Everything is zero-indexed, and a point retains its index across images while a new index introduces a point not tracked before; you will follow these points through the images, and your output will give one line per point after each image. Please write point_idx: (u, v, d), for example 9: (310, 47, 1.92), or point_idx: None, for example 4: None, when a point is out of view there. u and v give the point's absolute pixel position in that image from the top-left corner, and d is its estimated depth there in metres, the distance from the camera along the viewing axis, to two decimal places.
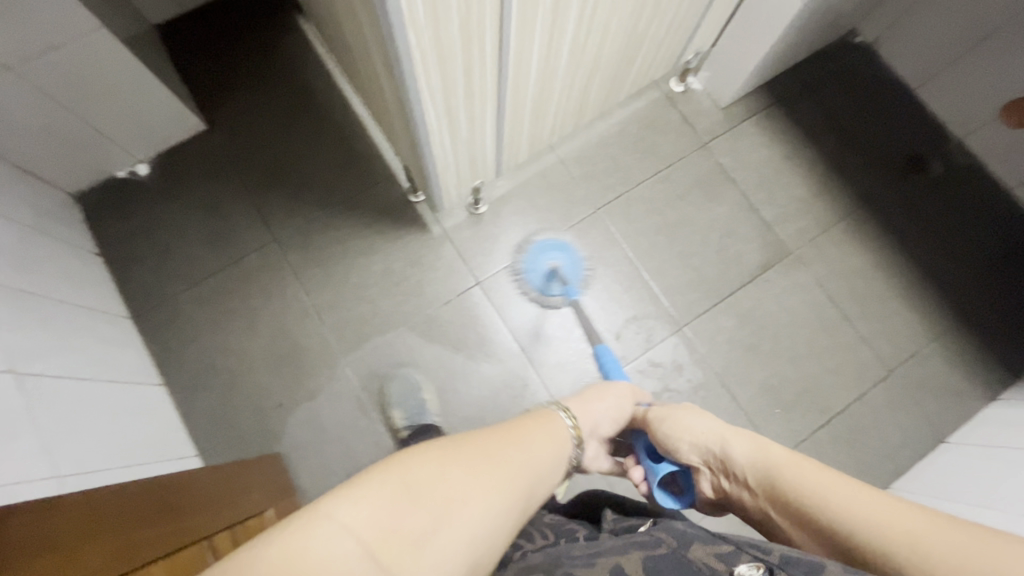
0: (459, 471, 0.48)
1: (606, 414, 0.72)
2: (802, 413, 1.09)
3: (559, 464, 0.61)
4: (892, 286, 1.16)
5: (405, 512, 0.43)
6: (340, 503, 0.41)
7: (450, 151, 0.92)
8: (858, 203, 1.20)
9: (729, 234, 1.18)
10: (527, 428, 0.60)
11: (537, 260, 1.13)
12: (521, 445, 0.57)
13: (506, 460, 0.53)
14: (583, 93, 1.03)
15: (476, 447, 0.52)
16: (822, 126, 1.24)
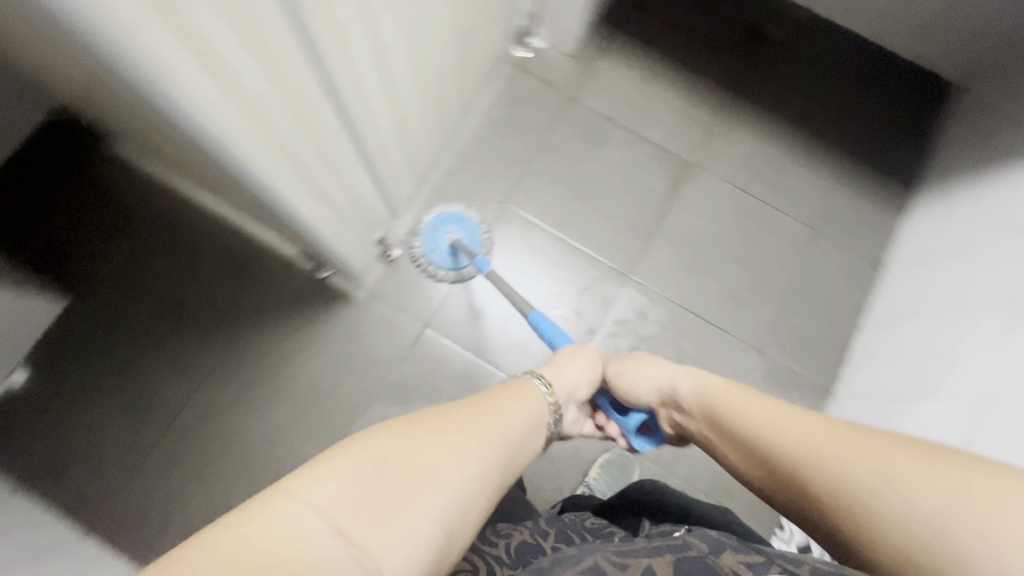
0: (431, 441, 0.48)
1: (580, 380, 0.78)
2: (762, 302, 1.14)
3: (529, 426, 0.63)
4: (785, 153, 1.22)
5: (378, 485, 0.42)
6: (304, 481, 0.39)
7: (336, 220, 0.86)
8: (728, 91, 1.24)
9: (631, 171, 1.20)
10: (498, 402, 0.62)
11: (438, 239, 1.09)
12: (493, 416, 0.58)
13: (479, 431, 0.54)
14: (439, 102, 0.99)
15: (447, 420, 0.52)
16: (666, 34, 1.25)
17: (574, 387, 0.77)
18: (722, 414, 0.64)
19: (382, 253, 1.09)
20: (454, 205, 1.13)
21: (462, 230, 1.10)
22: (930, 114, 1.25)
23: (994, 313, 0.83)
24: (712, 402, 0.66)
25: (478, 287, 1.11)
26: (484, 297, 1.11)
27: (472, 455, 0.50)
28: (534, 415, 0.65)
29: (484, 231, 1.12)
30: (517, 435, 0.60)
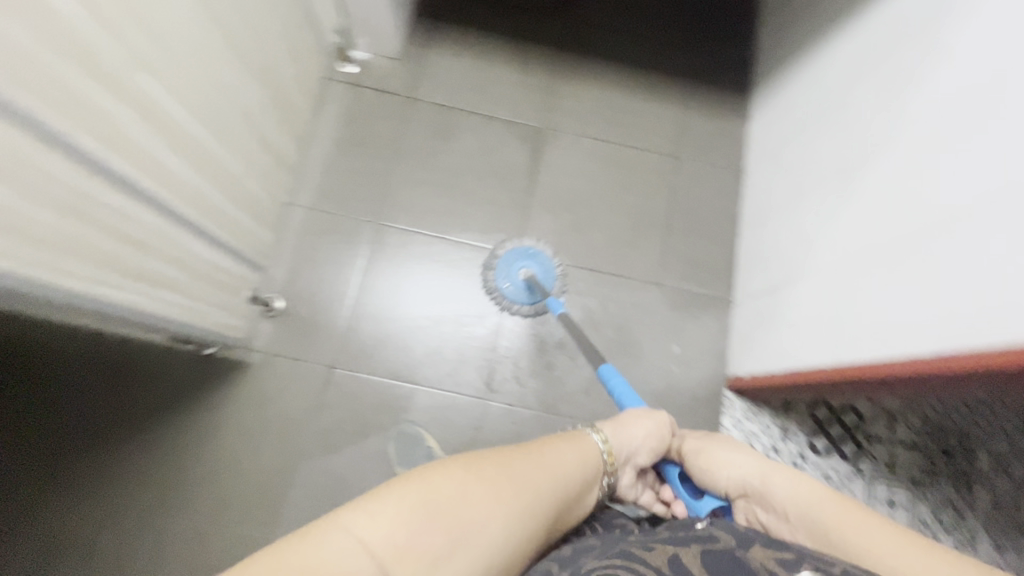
0: (484, 492, 0.50)
1: (642, 443, 0.73)
2: (648, 237, 1.18)
3: (582, 472, 0.62)
4: (628, 93, 1.26)
5: (424, 531, 0.45)
6: (358, 517, 0.43)
7: (186, 295, 0.81)
8: (559, 50, 1.26)
9: (491, 154, 1.20)
10: (554, 449, 0.62)
11: (511, 276, 1.10)
12: (551, 468, 0.58)
13: (531, 486, 0.54)
14: (266, 142, 0.95)
15: (501, 471, 0.53)
16: (485, 12, 1.26)
17: (635, 450, 0.72)
18: (821, 527, 0.58)
19: (263, 307, 1.05)
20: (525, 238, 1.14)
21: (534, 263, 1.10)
22: (745, 22, 1.32)
23: (835, 186, 0.91)
24: (811, 509, 0.61)
25: (410, 301, 1.10)
26: (392, 310, 1.10)
27: (517, 515, 0.51)
28: (587, 463, 0.64)
29: (558, 266, 1.12)
30: (568, 485, 0.59)
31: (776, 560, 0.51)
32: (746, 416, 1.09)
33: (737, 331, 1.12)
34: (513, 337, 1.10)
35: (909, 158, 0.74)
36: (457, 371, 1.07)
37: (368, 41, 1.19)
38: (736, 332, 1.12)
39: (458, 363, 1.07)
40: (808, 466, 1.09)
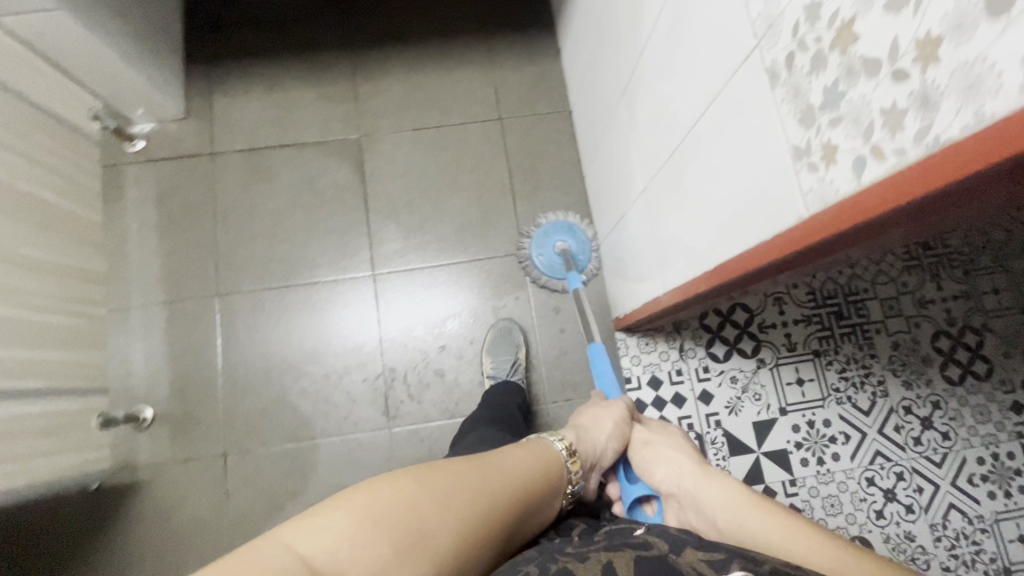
0: (433, 499, 0.47)
1: (607, 442, 0.71)
2: (498, 209, 1.14)
3: (543, 472, 0.59)
4: (432, 68, 1.19)
5: (369, 542, 0.43)
6: (300, 532, 0.42)
7: (23, 460, 0.77)
8: (349, 50, 1.18)
9: (314, 182, 1.13)
10: (515, 454, 0.59)
11: (547, 255, 1.07)
12: (508, 470, 0.55)
13: (490, 491, 0.51)
14: (58, 267, 0.89)
15: (458, 476, 0.50)
16: (257, 37, 1.17)
17: (600, 454, 0.69)
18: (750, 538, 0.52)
19: (133, 422, 1.00)
20: (566, 215, 1.10)
21: (571, 239, 1.07)
22: None
23: (620, 110, 0.85)
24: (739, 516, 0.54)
25: (309, 347, 1.07)
26: (266, 375, 1.05)
27: (471, 524, 0.48)
28: (551, 463, 0.61)
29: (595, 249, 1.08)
30: (529, 486, 0.56)
31: (707, 560, 0.44)
32: (642, 350, 1.08)
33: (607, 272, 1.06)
34: (397, 357, 1.07)
35: (654, 64, 0.68)
36: (352, 411, 1.05)
37: (145, 112, 1.11)
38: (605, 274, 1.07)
39: (349, 404, 1.04)
40: (714, 377, 1.06)
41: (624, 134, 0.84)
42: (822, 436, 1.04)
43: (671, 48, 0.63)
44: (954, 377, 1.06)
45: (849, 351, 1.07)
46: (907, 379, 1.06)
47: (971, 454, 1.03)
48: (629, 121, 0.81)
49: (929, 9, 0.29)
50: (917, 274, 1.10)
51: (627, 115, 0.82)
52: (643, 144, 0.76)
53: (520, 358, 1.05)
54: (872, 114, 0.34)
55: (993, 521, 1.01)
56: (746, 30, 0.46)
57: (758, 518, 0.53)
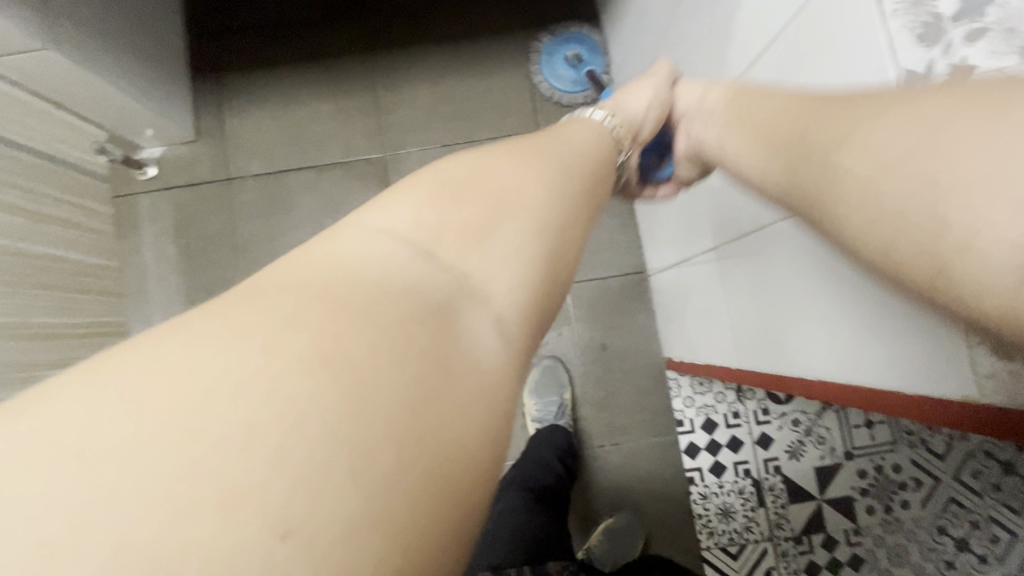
0: (506, 164, 0.39)
1: (648, 114, 0.60)
2: None
3: (606, 154, 0.51)
4: (461, 73, 1.06)
5: (453, 211, 0.35)
6: (373, 214, 0.34)
7: None
8: (369, 56, 1.06)
9: (338, 210, 1.04)
10: (568, 133, 0.50)
11: (558, 63, 1.03)
12: (581, 151, 0.47)
13: (556, 153, 0.44)
14: (78, 328, 0.85)
15: (534, 149, 0.42)
16: (269, 47, 1.06)
17: (640, 123, 0.60)
18: (750, 109, 0.45)
19: None
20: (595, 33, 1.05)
21: (587, 50, 1.03)
22: None
23: None
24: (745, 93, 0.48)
25: None
26: None
27: (557, 181, 0.40)
28: (602, 134, 0.54)
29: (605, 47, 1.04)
30: (599, 162, 0.48)
31: None
32: (696, 391, 1.02)
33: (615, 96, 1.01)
34: None
35: None
36: None
37: (152, 136, 1.02)
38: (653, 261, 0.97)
39: None
40: (774, 420, 0.93)
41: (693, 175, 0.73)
42: (898, 486, 0.82)
43: None
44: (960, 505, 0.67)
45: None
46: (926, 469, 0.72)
47: None
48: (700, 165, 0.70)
49: None
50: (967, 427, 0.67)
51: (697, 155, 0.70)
52: (720, 197, 0.65)
53: (566, 400, 1.00)
54: None
55: None
56: None
57: (768, 106, 0.42)
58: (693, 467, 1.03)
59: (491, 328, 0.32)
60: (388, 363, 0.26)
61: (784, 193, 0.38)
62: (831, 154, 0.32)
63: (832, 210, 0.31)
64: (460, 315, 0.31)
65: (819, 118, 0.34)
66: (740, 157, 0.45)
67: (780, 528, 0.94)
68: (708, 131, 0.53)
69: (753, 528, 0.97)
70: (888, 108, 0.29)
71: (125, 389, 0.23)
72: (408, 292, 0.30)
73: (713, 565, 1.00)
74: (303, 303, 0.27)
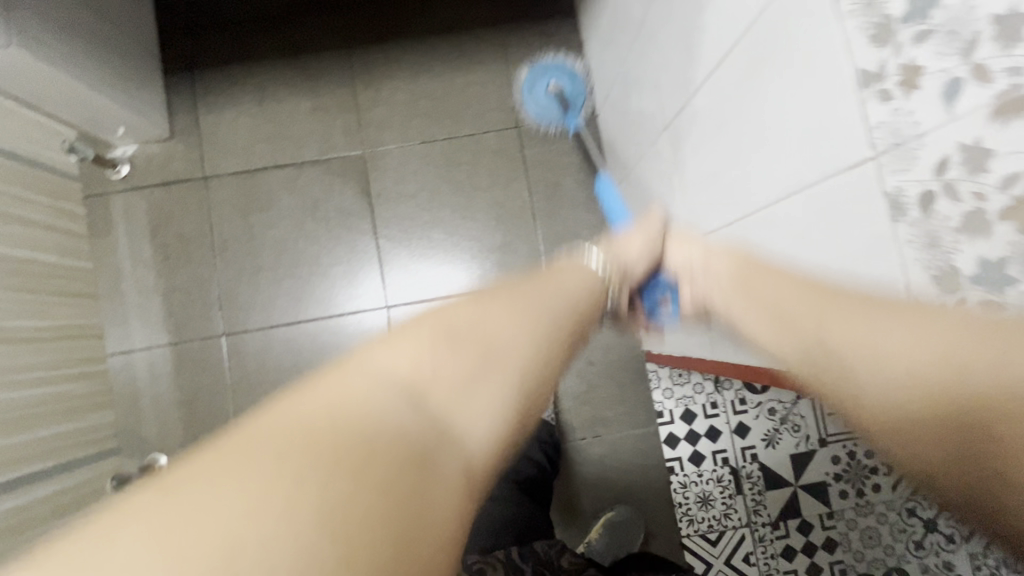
0: (499, 312, 0.42)
1: (639, 258, 0.62)
2: (517, 229, 1.05)
3: (591, 294, 0.53)
4: (438, 69, 1.06)
5: (447, 359, 0.37)
6: (371, 353, 0.35)
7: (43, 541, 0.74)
8: (345, 51, 1.05)
9: (317, 207, 1.04)
10: (559, 278, 0.52)
11: (538, 93, 1.03)
12: (565, 290, 0.50)
13: (544, 301, 0.46)
14: (55, 329, 0.83)
15: (524, 294, 0.45)
16: (242, 42, 1.05)
17: (630, 266, 0.62)
18: (756, 285, 0.46)
19: None
20: (574, 59, 1.03)
21: (567, 79, 1.02)
22: None
23: (661, 144, 0.74)
24: (748, 264, 0.49)
25: None
26: None
27: (541, 329, 0.43)
28: (594, 286, 0.55)
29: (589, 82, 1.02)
30: (583, 308, 0.50)
31: None
32: (674, 382, 1.04)
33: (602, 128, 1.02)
34: None
35: (710, 113, 0.58)
36: None
37: (125, 134, 1.00)
38: None
39: None
40: (751, 410, 0.96)
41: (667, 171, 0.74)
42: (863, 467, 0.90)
43: (738, 104, 0.52)
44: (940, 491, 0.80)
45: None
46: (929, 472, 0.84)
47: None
48: (673, 163, 0.71)
49: None
50: None
51: (671, 152, 0.71)
52: (693, 195, 0.67)
53: None
54: None
55: None
56: (851, 137, 0.37)
57: (768, 284, 0.44)
58: (673, 457, 1.05)
59: (465, 477, 0.33)
60: (345, 495, 0.27)
61: (807, 378, 0.38)
62: (851, 356, 0.34)
63: (851, 390, 0.34)
64: (441, 465, 0.32)
65: (829, 316, 0.36)
66: (751, 328, 0.45)
67: (757, 514, 0.98)
68: (713, 291, 0.54)
69: (731, 515, 1.00)
70: (890, 307, 0.33)
71: (117, 549, 0.24)
72: (397, 444, 0.31)
73: (692, 553, 1.02)
74: (291, 460, 0.28)
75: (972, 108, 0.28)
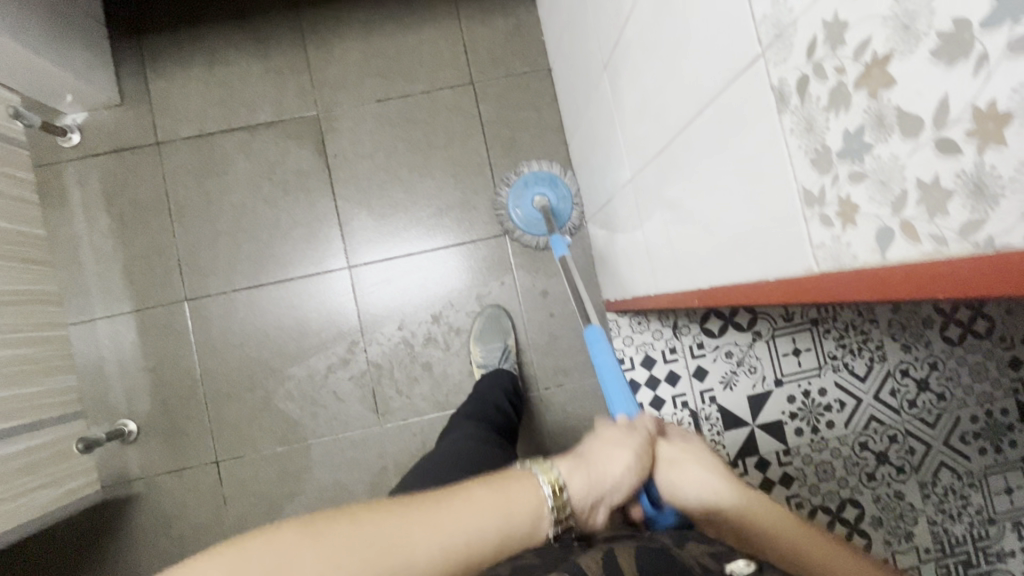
0: (310, 572, 0.37)
1: (625, 478, 0.51)
2: (474, 186, 1.05)
3: (494, 526, 0.43)
4: (391, 27, 1.05)
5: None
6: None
7: (14, 498, 0.76)
8: (296, 11, 1.04)
9: (274, 169, 1.04)
10: (462, 503, 0.43)
11: (525, 206, 1.00)
12: (449, 530, 0.41)
13: (381, 565, 0.39)
14: (19, 295, 0.84)
15: (361, 547, 0.39)
16: (190, 3, 1.03)
17: (612, 488, 0.51)
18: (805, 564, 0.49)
19: (119, 437, 0.99)
20: (551, 165, 1.02)
21: (551, 188, 1.00)
22: None
23: (603, 83, 0.74)
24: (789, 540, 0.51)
25: (288, 347, 1.03)
26: (249, 379, 1.02)
27: None
28: (523, 519, 0.44)
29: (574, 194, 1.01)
30: (463, 550, 0.41)
31: None
32: (635, 330, 1.06)
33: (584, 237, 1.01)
34: (381, 351, 1.03)
35: (639, 41, 0.58)
36: (341, 411, 1.02)
37: (74, 101, 0.99)
38: (587, 207, 1.00)
39: (338, 403, 1.02)
40: (709, 353, 1.02)
41: (609, 110, 0.75)
42: (816, 405, 0.97)
43: (659, 30, 0.52)
44: (887, 396, 0.95)
45: (888, 315, 0.95)
46: (868, 377, 0.96)
47: (1000, 478, 0.91)
48: (614, 99, 0.71)
49: (995, 77, 0.22)
50: (877, 325, 0.96)
51: (611, 88, 0.71)
52: (631, 129, 0.67)
53: (511, 345, 1.01)
54: (905, 184, 0.27)
55: (981, 477, 0.92)
56: (746, 34, 0.38)
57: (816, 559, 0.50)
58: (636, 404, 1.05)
59: None
60: None
61: None
62: None
63: None
64: None
65: None
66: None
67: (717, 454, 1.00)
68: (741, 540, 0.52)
69: None
70: None
71: None
72: None
73: None
74: None
75: None
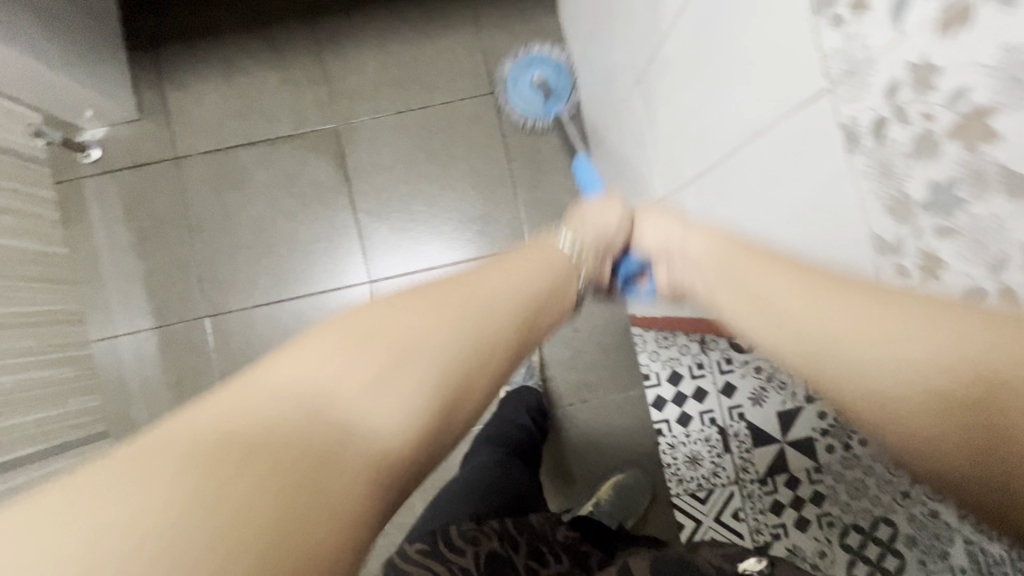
0: (418, 311, 0.38)
1: (618, 227, 0.60)
2: (495, 196, 1.03)
3: (544, 281, 0.49)
4: (410, 35, 1.03)
5: (354, 358, 0.35)
6: (271, 366, 0.34)
7: None
8: (312, 21, 1.03)
9: (292, 182, 1.02)
10: (517, 264, 0.48)
11: (522, 87, 1.01)
12: (512, 275, 0.46)
13: (478, 296, 0.41)
14: (42, 314, 0.84)
15: (450, 292, 0.41)
16: (206, 15, 1.02)
17: (609, 237, 0.60)
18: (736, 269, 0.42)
19: None
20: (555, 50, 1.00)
21: (551, 72, 0.99)
22: None
23: (633, 98, 0.72)
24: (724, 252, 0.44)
25: None
26: None
27: (467, 327, 0.39)
28: (557, 265, 0.52)
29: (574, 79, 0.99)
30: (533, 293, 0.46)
31: None
32: (660, 345, 1.04)
33: (584, 114, 0.97)
34: None
35: (678, 60, 0.56)
36: None
37: (93, 117, 0.98)
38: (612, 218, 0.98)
39: None
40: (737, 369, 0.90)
41: (640, 127, 0.73)
42: None
43: (702, 47, 0.49)
44: None
45: None
46: None
47: None
48: (647, 115, 0.68)
49: None
50: None
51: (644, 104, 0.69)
52: (667, 147, 0.65)
53: (535, 361, 1.05)
54: (1006, 246, 0.26)
55: None
56: (810, 68, 0.35)
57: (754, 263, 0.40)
58: (661, 419, 1.06)
59: (367, 478, 0.31)
60: (220, 496, 0.27)
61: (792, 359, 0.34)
62: (847, 351, 0.30)
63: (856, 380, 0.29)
64: (341, 466, 0.31)
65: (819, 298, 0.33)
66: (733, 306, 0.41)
67: (745, 471, 0.96)
68: (687, 277, 0.50)
69: (720, 473, 1.00)
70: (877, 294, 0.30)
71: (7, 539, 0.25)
72: (279, 461, 0.29)
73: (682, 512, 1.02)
74: (161, 484, 0.27)
75: (915, 24, 0.27)
